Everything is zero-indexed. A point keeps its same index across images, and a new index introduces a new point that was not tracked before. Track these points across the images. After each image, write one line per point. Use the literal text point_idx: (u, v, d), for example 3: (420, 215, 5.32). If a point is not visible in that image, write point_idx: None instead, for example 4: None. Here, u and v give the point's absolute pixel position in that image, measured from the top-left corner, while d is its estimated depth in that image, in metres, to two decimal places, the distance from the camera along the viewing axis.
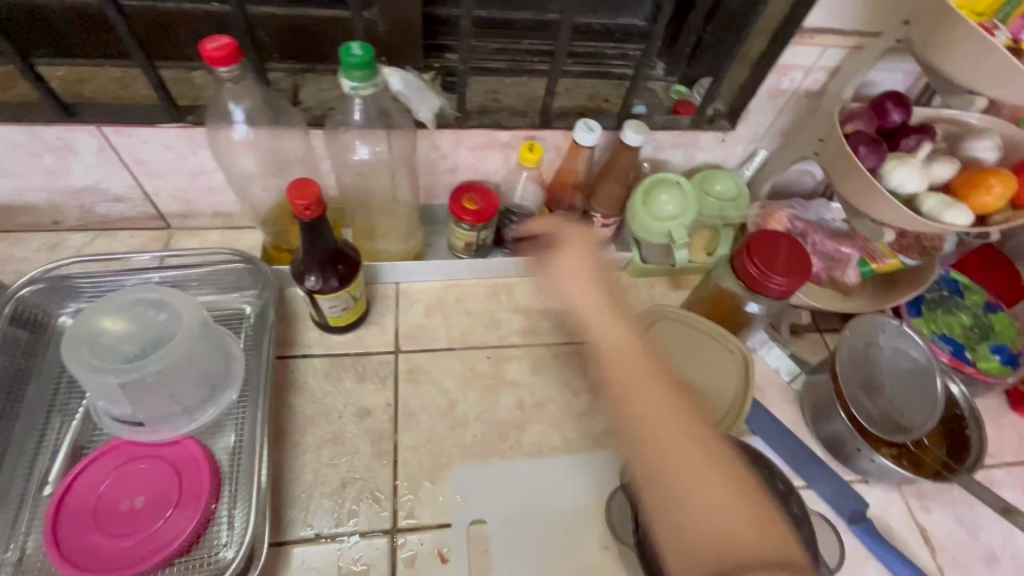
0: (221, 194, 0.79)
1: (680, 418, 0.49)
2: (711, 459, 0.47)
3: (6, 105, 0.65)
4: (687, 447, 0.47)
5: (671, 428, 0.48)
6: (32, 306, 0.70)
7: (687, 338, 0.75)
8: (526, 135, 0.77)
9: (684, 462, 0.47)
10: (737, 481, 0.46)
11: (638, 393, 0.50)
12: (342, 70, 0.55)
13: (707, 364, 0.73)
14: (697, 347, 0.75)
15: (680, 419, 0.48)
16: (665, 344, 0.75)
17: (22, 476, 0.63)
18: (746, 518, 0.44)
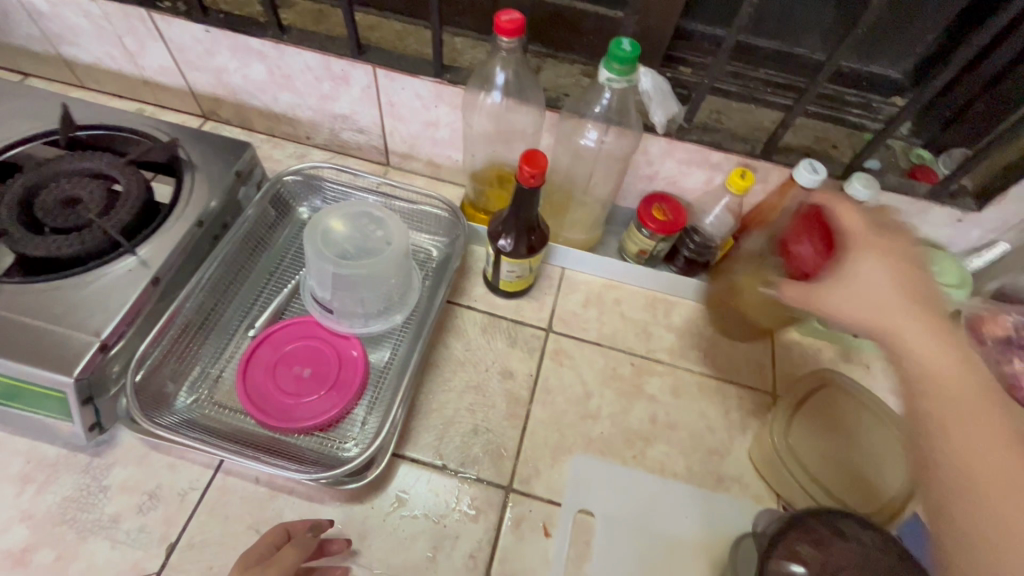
0: (441, 148, 0.89)
1: (983, 448, 0.39)
2: None
3: (316, 36, 0.80)
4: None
5: (994, 479, 0.38)
6: (286, 190, 0.85)
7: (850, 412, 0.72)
8: (740, 162, 0.76)
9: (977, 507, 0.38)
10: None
11: (959, 438, 0.40)
12: (605, 61, 0.60)
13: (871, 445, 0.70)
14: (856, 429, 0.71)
15: (995, 454, 0.39)
16: (825, 413, 0.72)
17: (239, 318, 0.76)
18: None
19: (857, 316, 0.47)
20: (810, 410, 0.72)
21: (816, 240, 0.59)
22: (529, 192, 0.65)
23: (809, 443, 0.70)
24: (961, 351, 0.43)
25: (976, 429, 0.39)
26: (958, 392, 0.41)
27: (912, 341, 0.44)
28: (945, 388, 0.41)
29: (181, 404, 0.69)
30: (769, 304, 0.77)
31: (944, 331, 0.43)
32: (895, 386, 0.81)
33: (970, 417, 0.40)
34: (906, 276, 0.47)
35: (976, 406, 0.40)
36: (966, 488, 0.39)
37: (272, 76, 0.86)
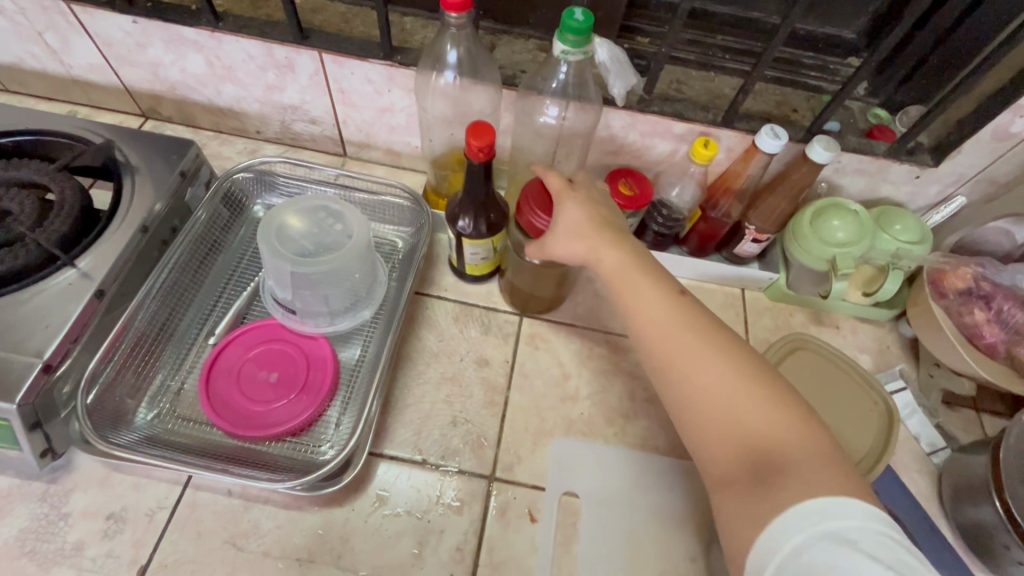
0: (398, 134, 0.85)
1: (670, 320, 0.51)
2: (717, 356, 0.49)
3: (255, 21, 0.75)
4: (714, 372, 0.48)
5: (677, 340, 0.50)
6: (238, 188, 0.81)
7: (822, 375, 0.74)
8: (702, 131, 0.75)
9: (675, 366, 0.50)
10: (777, 399, 0.46)
11: (652, 320, 0.52)
12: (559, 33, 0.57)
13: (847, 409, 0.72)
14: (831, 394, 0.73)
15: (677, 322, 0.51)
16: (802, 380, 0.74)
17: (197, 326, 0.73)
18: (790, 429, 0.45)
19: (575, 249, 0.59)
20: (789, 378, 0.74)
21: (543, 209, 0.65)
22: (479, 168, 0.63)
23: None
24: (633, 255, 0.56)
25: (663, 306, 0.52)
26: (626, 280, 0.55)
27: (605, 258, 0.56)
28: (635, 289, 0.54)
29: (141, 420, 0.66)
30: (550, 278, 0.75)
31: (620, 243, 0.57)
32: (864, 344, 0.83)
33: (654, 303, 0.52)
34: (602, 205, 0.61)
35: (659, 294, 0.53)
36: (662, 357, 0.51)
37: (211, 67, 0.81)
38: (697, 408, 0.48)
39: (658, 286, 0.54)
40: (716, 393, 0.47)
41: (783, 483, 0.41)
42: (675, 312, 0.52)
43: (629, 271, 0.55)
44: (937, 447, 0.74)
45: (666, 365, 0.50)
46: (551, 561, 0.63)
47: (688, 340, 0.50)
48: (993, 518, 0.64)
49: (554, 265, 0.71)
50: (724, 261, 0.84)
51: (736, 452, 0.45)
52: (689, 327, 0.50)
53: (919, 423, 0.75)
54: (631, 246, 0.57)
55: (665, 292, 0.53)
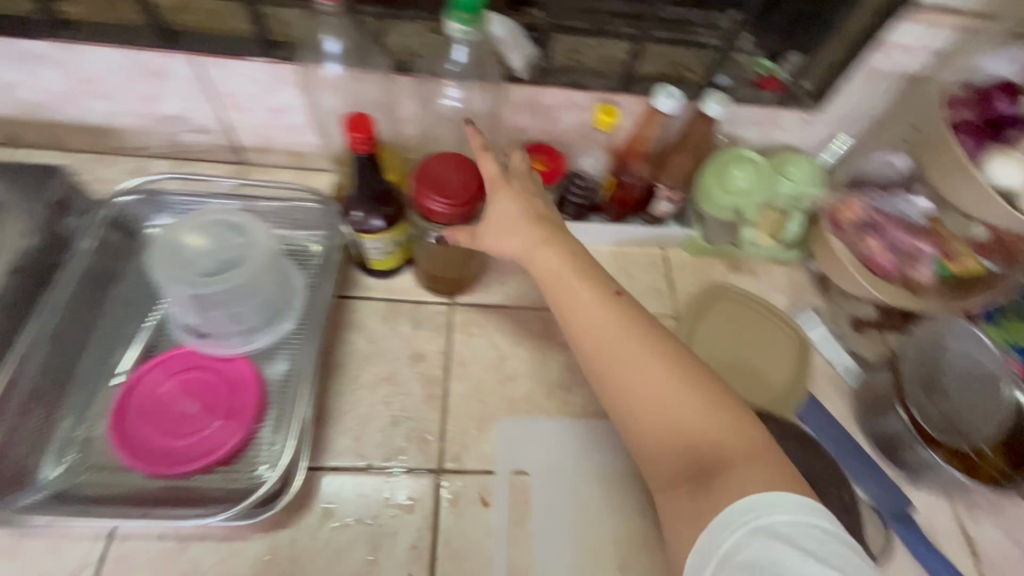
0: (297, 135, 0.81)
1: (610, 329, 0.53)
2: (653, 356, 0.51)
3: (113, 28, 0.69)
4: (652, 382, 0.50)
5: (615, 344, 0.52)
6: (125, 212, 0.74)
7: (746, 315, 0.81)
8: (603, 98, 0.75)
9: (615, 376, 0.52)
10: (711, 400, 0.49)
11: (592, 332, 0.53)
12: (450, 12, 0.56)
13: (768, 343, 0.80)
14: (751, 336, 0.80)
15: (617, 331, 0.53)
16: (723, 324, 0.81)
17: (99, 366, 0.67)
18: (723, 430, 0.48)
19: (513, 244, 0.60)
20: (709, 322, 0.81)
21: (441, 192, 0.63)
22: (363, 159, 0.63)
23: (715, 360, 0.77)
24: (569, 258, 0.57)
25: (602, 316, 0.53)
26: (567, 282, 0.56)
27: (542, 260, 0.58)
28: (572, 299, 0.55)
29: (47, 477, 0.60)
30: (460, 255, 0.74)
31: (558, 243, 0.58)
32: (779, 284, 0.87)
33: (593, 313, 0.54)
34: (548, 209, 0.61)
35: (594, 298, 0.54)
36: (604, 367, 0.53)
37: (73, 83, 0.73)
38: (638, 415, 0.51)
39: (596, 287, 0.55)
40: (654, 401, 0.50)
41: (718, 483, 0.45)
42: (614, 321, 0.53)
43: (572, 274, 0.56)
44: (852, 370, 0.80)
45: (608, 375, 0.53)
46: (507, 541, 0.64)
47: (627, 349, 0.52)
48: (900, 425, 0.70)
49: (461, 241, 0.71)
50: (643, 224, 0.86)
51: (678, 455, 0.49)
52: (630, 335, 0.52)
53: (831, 348, 0.81)
54: (570, 248, 0.58)
55: (601, 300, 0.54)
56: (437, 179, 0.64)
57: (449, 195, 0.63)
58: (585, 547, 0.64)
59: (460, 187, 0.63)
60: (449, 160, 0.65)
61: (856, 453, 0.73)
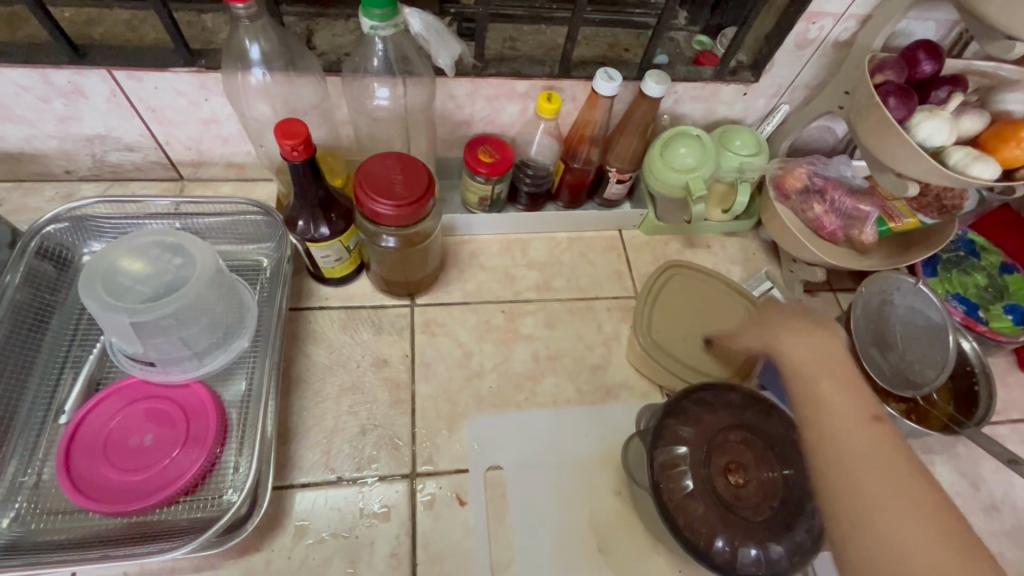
0: (234, 145, 0.78)
1: (887, 456, 0.46)
2: (918, 496, 0.44)
3: (17, 46, 0.64)
4: (922, 531, 0.42)
5: (882, 467, 0.45)
6: (53, 242, 0.70)
7: (698, 291, 0.79)
8: (545, 85, 0.75)
9: (882, 500, 0.44)
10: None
11: (870, 455, 0.46)
12: (361, 9, 0.55)
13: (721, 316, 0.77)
14: (709, 307, 0.77)
15: (893, 460, 0.46)
16: (678, 297, 0.78)
17: (41, 406, 0.64)
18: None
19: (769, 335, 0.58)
20: (666, 296, 0.78)
21: (386, 195, 0.61)
22: (301, 167, 0.60)
23: (670, 333, 0.75)
24: (841, 365, 0.53)
25: (863, 431, 0.47)
26: (835, 383, 0.51)
27: (809, 361, 0.53)
28: (839, 398, 0.50)
29: None
30: (415, 257, 0.73)
31: (823, 343, 0.54)
32: (733, 256, 0.89)
33: (859, 423, 0.48)
34: (773, 312, 0.61)
35: (858, 413, 0.49)
36: (858, 481, 0.45)
37: None
38: (871, 540, 0.43)
39: (863, 402, 0.50)
40: (902, 539, 0.42)
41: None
42: (885, 444, 0.47)
43: (800, 376, 0.53)
44: None
45: (852, 483, 0.46)
46: (486, 537, 0.64)
47: (887, 474, 0.45)
48: None
49: (410, 243, 0.69)
50: (598, 208, 0.87)
51: None
52: (903, 465, 0.45)
53: None
54: (835, 351, 0.54)
55: (869, 413, 0.49)
56: (381, 182, 0.62)
57: (395, 197, 0.61)
58: (566, 533, 0.65)
59: (404, 189, 0.61)
60: (394, 162, 0.64)
61: None
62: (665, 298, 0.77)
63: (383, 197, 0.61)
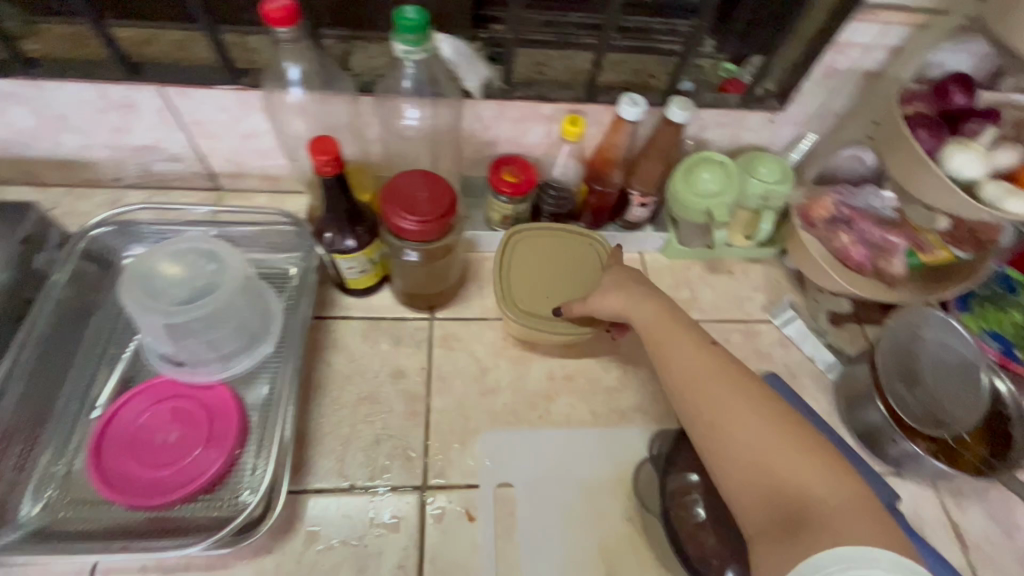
0: (270, 158, 0.82)
1: (722, 385, 0.56)
2: (752, 405, 0.54)
3: (79, 63, 0.69)
4: (758, 433, 0.52)
5: (718, 392, 0.55)
6: (98, 244, 0.74)
7: (547, 244, 0.78)
8: (570, 109, 0.76)
9: (728, 424, 0.54)
10: (820, 456, 0.51)
11: (711, 393, 0.56)
12: (395, 33, 0.58)
13: (574, 264, 0.77)
14: (558, 260, 0.77)
15: (721, 382, 0.56)
16: (529, 260, 0.77)
17: (77, 400, 0.67)
18: (821, 482, 0.49)
19: (614, 304, 0.66)
20: (518, 262, 0.76)
21: (409, 211, 0.63)
22: (331, 182, 0.62)
23: (532, 298, 0.74)
24: (668, 311, 0.62)
25: (698, 365, 0.58)
26: (666, 332, 0.61)
27: (647, 319, 0.63)
28: (678, 351, 0.59)
29: (27, 515, 0.60)
30: (437, 272, 0.75)
31: (655, 298, 0.64)
32: (756, 283, 0.88)
33: (699, 367, 0.58)
34: (617, 278, 0.68)
35: (693, 353, 0.58)
36: (710, 416, 0.55)
37: (43, 118, 0.74)
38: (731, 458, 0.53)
39: (695, 340, 0.60)
40: (748, 447, 0.52)
41: (815, 534, 0.45)
42: (717, 369, 0.57)
43: (646, 332, 0.63)
44: (830, 364, 0.81)
45: (706, 420, 0.55)
46: (494, 555, 0.63)
47: (719, 397, 0.55)
48: (880, 416, 0.71)
49: (434, 258, 0.71)
50: (619, 230, 0.87)
51: (767, 504, 0.49)
52: (734, 387, 0.56)
53: (812, 345, 0.82)
54: (665, 302, 0.63)
55: (699, 352, 0.59)
56: (406, 199, 0.64)
57: (420, 213, 0.63)
58: (574, 557, 0.64)
59: (429, 206, 0.63)
60: (415, 175, 0.66)
61: (840, 446, 0.73)
62: (518, 263, 0.76)
63: (407, 213, 0.63)
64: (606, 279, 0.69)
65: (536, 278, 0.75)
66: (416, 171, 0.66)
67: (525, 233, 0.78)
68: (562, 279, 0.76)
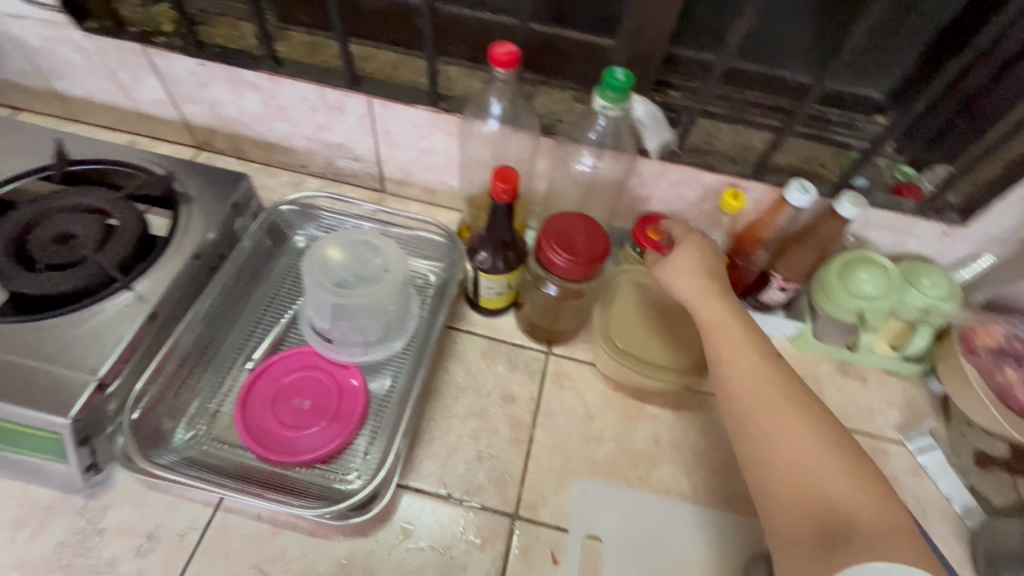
0: (435, 174, 0.89)
1: (779, 396, 0.55)
2: (798, 414, 0.54)
3: (311, 67, 0.80)
4: (807, 447, 0.52)
5: (768, 397, 0.55)
6: (282, 219, 0.85)
7: (650, 291, 0.81)
8: (732, 182, 0.77)
9: (775, 436, 0.53)
10: (865, 475, 0.51)
11: (767, 402, 0.54)
12: (600, 90, 0.63)
13: (673, 313, 0.79)
14: (660, 307, 0.79)
15: (773, 387, 0.55)
16: (630, 303, 0.80)
17: (236, 350, 0.75)
18: (859, 499, 0.49)
19: (682, 286, 0.64)
20: (620, 304, 0.80)
21: (563, 247, 0.66)
22: (501, 208, 0.67)
23: (629, 339, 0.77)
24: (730, 305, 0.61)
25: (750, 366, 0.57)
26: (723, 326, 0.60)
27: (705, 307, 0.62)
28: (735, 354, 0.58)
29: (179, 440, 0.68)
30: (567, 310, 0.78)
31: (717, 290, 0.62)
32: (893, 398, 0.82)
33: (757, 375, 0.56)
34: (689, 256, 0.64)
35: (749, 352, 0.57)
36: (761, 423, 0.54)
37: (267, 106, 0.87)
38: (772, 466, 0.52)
39: (751, 339, 0.59)
40: (790, 455, 0.52)
41: (851, 552, 0.46)
42: (770, 372, 0.56)
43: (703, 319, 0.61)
44: (970, 509, 0.73)
45: (754, 428, 0.54)
46: None
47: (770, 402, 0.54)
48: None
49: (571, 296, 0.74)
50: (749, 308, 0.85)
51: (803, 514, 0.49)
52: (789, 400, 0.54)
53: (950, 482, 0.74)
54: (726, 295, 0.62)
55: (753, 352, 0.58)
56: (561, 237, 0.67)
57: (573, 252, 0.66)
58: None
59: (584, 248, 0.66)
60: (571, 217, 0.70)
61: None
62: (620, 305, 0.80)
63: (562, 250, 0.66)
64: (676, 254, 0.65)
65: (631, 320, 0.78)
66: (572, 215, 0.70)
67: (627, 276, 0.82)
68: (661, 326, 0.78)
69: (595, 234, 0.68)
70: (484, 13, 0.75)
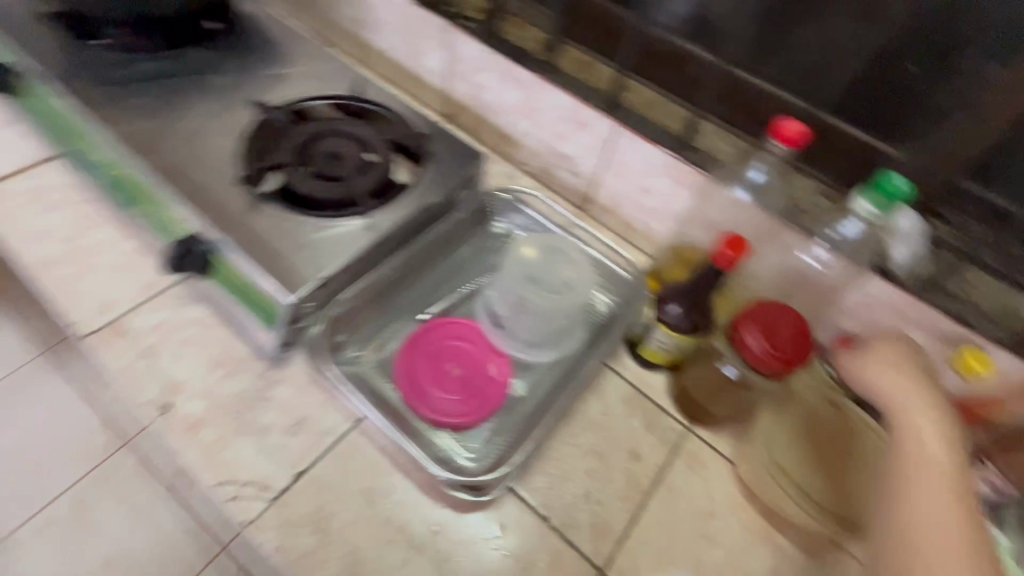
0: (643, 214, 0.90)
1: (939, 499, 0.49)
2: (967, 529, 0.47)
3: (579, 83, 0.86)
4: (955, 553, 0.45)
5: (933, 495, 0.49)
6: (493, 204, 0.90)
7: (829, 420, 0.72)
8: (979, 344, 0.67)
9: (920, 529, 0.47)
10: None
11: (930, 498, 0.49)
12: (867, 191, 0.63)
13: (847, 454, 0.70)
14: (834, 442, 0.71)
15: (946, 491, 0.49)
16: (803, 422, 0.72)
17: (415, 301, 0.83)
18: None
19: (889, 373, 0.61)
20: (790, 415, 0.72)
21: (764, 333, 0.63)
22: (714, 271, 0.68)
23: (788, 456, 0.70)
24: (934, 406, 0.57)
25: (928, 461, 0.52)
26: (917, 418, 0.56)
27: (906, 394, 0.58)
28: (919, 444, 0.53)
29: (345, 355, 0.76)
30: (729, 394, 0.75)
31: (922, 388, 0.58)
32: None
33: (926, 467, 0.51)
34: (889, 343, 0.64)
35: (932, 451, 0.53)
36: (902, 508, 0.49)
37: (522, 104, 0.94)
38: (899, 550, 0.47)
39: (948, 443, 0.54)
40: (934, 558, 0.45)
41: None
42: (950, 477, 0.50)
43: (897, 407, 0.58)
44: None
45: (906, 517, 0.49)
46: None
47: (934, 501, 0.49)
48: None
49: (745, 383, 0.71)
50: None
51: None
52: (959, 511, 0.48)
53: None
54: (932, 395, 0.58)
55: (941, 454, 0.52)
56: (766, 321, 0.64)
57: (772, 341, 0.62)
58: None
59: (785, 343, 0.62)
60: (782, 308, 0.65)
61: None
62: (790, 418, 0.72)
63: (762, 334, 0.63)
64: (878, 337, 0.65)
65: (800, 444, 0.70)
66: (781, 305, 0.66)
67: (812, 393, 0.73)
68: (828, 461, 0.69)
69: (803, 331, 0.64)
70: (764, 82, 0.74)
